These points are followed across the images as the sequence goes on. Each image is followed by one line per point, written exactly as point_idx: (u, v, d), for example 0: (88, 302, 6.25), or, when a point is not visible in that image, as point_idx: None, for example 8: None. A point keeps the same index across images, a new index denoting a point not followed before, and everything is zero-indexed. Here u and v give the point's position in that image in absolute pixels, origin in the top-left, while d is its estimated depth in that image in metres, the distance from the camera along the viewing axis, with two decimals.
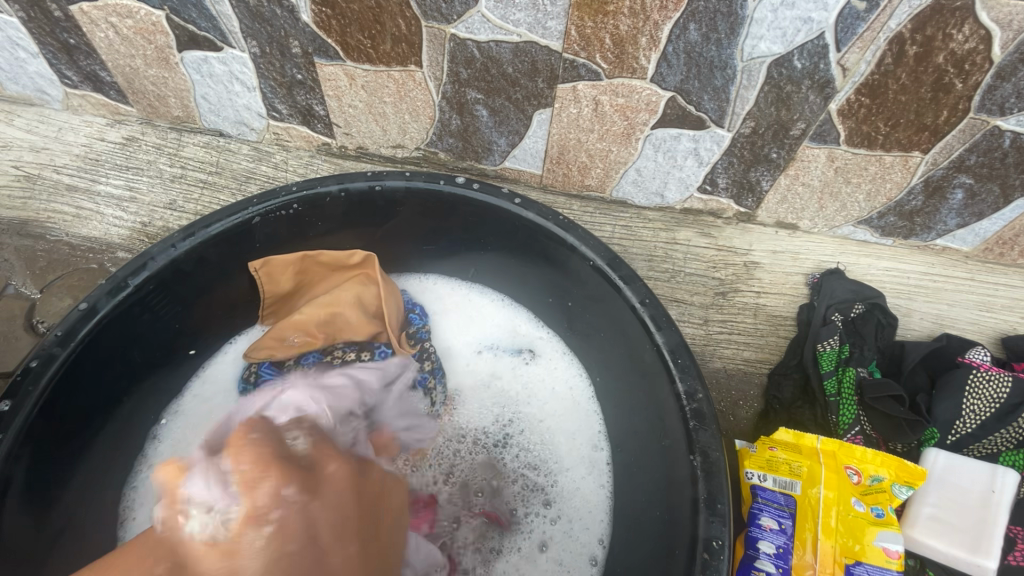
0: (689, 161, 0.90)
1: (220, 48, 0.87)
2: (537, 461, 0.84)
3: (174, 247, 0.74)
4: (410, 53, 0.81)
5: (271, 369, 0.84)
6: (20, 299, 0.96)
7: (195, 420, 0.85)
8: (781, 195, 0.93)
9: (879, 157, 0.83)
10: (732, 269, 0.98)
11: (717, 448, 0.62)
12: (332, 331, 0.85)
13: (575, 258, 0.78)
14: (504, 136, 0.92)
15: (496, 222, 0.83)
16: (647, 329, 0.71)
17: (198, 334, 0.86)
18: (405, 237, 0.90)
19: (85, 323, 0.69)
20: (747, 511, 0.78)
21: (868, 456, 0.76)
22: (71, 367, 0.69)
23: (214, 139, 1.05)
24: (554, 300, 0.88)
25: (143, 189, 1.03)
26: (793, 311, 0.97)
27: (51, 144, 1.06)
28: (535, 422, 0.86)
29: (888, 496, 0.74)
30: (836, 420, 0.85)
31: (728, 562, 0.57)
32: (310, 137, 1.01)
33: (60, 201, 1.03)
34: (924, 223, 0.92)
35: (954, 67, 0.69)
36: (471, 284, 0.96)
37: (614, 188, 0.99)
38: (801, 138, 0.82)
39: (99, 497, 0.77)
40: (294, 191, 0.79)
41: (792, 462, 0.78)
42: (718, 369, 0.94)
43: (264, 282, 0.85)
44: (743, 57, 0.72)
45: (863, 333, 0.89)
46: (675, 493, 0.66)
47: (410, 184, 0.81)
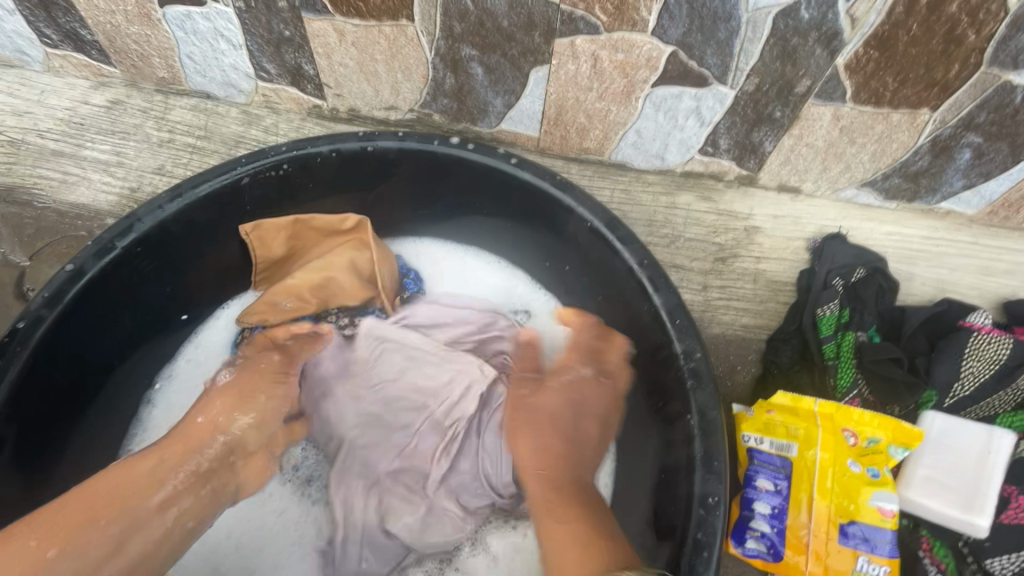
0: (690, 121, 0.87)
1: (203, 2, 0.83)
2: None
3: (161, 208, 0.73)
4: (401, 6, 0.78)
5: (264, 335, 0.83)
6: (9, 267, 0.95)
7: (190, 384, 0.84)
8: (784, 156, 0.91)
9: (886, 116, 0.80)
10: (732, 234, 0.97)
11: (715, 407, 0.62)
12: (325, 296, 0.84)
13: (573, 220, 0.77)
14: (500, 96, 0.89)
15: (492, 183, 0.81)
16: (645, 290, 0.70)
17: (191, 299, 0.84)
18: (400, 201, 0.88)
19: (73, 284, 0.69)
20: (742, 474, 0.79)
21: (866, 418, 0.75)
22: (58, 328, 0.69)
23: (202, 101, 1.02)
24: (552, 264, 0.87)
25: (130, 154, 1.01)
26: (793, 277, 0.95)
27: (34, 108, 1.02)
28: None
29: (885, 457, 0.74)
30: (834, 383, 0.85)
31: (724, 518, 0.58)
32: (300, 99, 0.98)
33: (46, 166, 1.00)
34: (929, 185, 0.90)
35: (968, 16, 0.65)
36: (466, 248, 0.94)
37: (612, 150, 0.96)
38: (806, 95, 0.79)
39: (95, 460, 0.77)
40: (284, 151, 0.77)
41: (789, 425, 0.78)
42: (717, 335, 0.93)
43: (257, 246, 0.83)
44: (748, 7, 0.69)
45: (864, 298, 0.88)
46: (671, 452, 0.66)
47: (402, 145, 0.78)
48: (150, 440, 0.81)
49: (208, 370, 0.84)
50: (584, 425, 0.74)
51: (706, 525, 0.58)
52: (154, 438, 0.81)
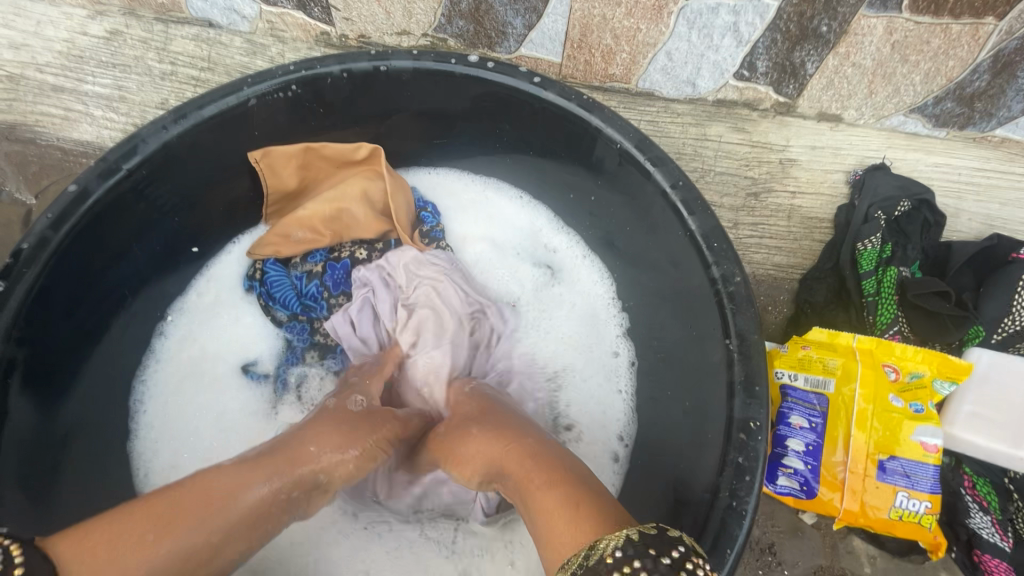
0: (727, 40, 0.81)
1: None
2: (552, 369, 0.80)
3: (166, 129, 0.68)
4: None
5: (276, 267, 0.81)
6: (16, 205, 0.95)
7: (203, 316, 0.83)
8: (828, 79, 0.84)
9: (945, 27, 0.73)
10: (766, 167, 0.91)
11: (755, 331, 0.58)
12: (339, 228, 0.82)
13: (600, 143, 0.72)
14: (521, 15, 0.83)
15: (513, 106, 0.76)
16: (679, 214, 0.65)
17: (200, 232, 0.82)
18: (414, 130, 0.84)
19: (79, 206, 0.65)
20: (775, 412, 0.76)
21: (908, 353, 0.71)
22: (63, 253, 0.65)
23: (203, 31, 0.96)
24: (576, 196, 0.83)
25: (132, 88, 0.96)
26: (831, 212, 0.90)
27: (30, 40, 0.98)
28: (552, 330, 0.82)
29: (929, 392, 0.71)
30: (873, 320, 0.80)
31: (766, 443, 0.55)
32: (306, 25, 0.92)
33: (47, 102, 0.97)
34: (985, 109, 0.84)
35: None
36: (485, 183, 0.89)
37: (640, 78, 0.90)
38: (857, 5, 0.73)
39: (110, 393, 0.76)
40: (292, 70, 0.71)
41: (827, 360, 0.74)
42: (746, 275, 0.90)
43: (266, 176, 0.80)
44: None
45: (907, 232, 0.83)
46: (706, 381, 0.63)
47: (418, 64, 0.73)
48: (163, 370, 0.80)
49: (221, 302, 0.83)
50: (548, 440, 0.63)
51: (747, 450, 0.55)
52: (168, 368, 0.80)
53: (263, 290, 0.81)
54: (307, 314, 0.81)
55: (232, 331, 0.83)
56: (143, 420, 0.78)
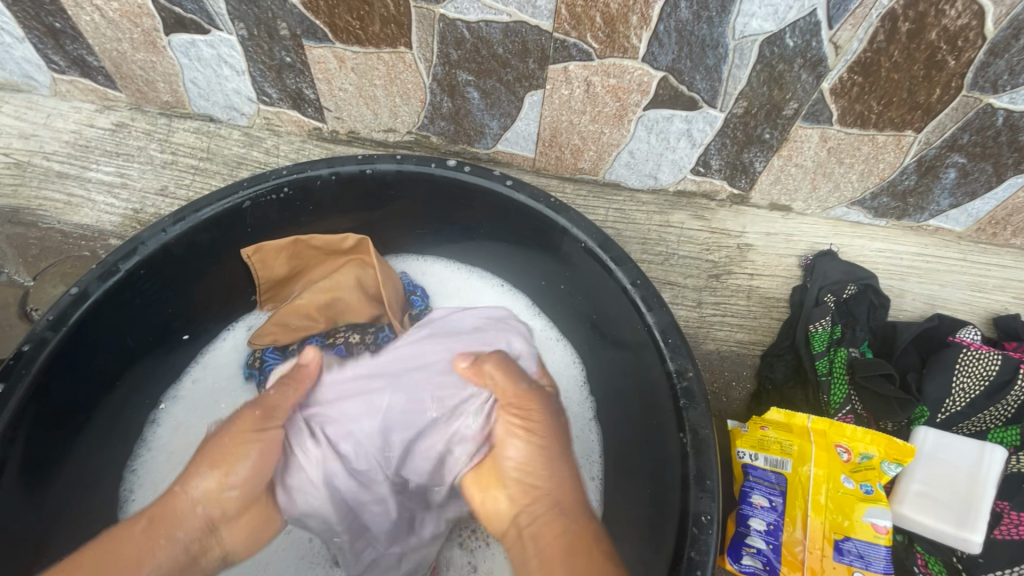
0: (682, 143, 0.89)
1: (208, 31, 0.86)
2: None
3: (165, 231, 0.75)
4: (400, 34, 0.80)
5: (276, 353, 0.86)
6: (14, 287, 0.95)
7: (197, 404, 0.86)
8: (774, 175, 0.93)
9: (872, 137, 0.82)
10: (725, 252, 0.98)
11: (707, 425, 0.63)
12: (333, 314, 0.86)
13: (567, 241, 0.78)
14: (496, 119, 0.92)
15: (489, 205, 0.83)
16: (638, 309, 0.71)
17: (193, 318, 0.86)
18: (399, 222, 0.90)
19: (77, 308, 0.70)
20: (738, 490, 0.79)
21: (858, 434, 0.76)
22: (63, 351, 0.70)
23: (205, 124, 1.04)
24: (549, 283, 0.88)
25: (134, 176, 1.02)
26: (786, 293, 0.96)
27: (40, 131, 1.05)
28: None
29: (877, 473, 0.75)
30: (828, 400, 0.85)
31: (717, 536, 0.58)
32: (301, 122, 1.01)
33: (50, 187, 1.02)
34: (917, 203, 0.92)
35: (947, 43, 0.68)
36: (471, 269, 0.96)
37: (607, 171, 0.98)
38: (794, 118, 0.82)
39: (97, 480, 0.78)
40: (285, 175, 0.78)
41: (785, 441, 0.79)
42: (711, 351, 0.94)
43: (259, 268, 0.86)
44: (734, 35, 0.72)
45: (855, 313, 0.89)
46: (665, 471, 0.67)
47: (401, 168, 0.80)
48: (155, 458, 0.83)
49: (214, 389, 0.87)
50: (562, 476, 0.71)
51: (700, 543, 0.58)
52: (161, 456, 0.83)
53: (262, 378, 0.85)
54: None
55: None
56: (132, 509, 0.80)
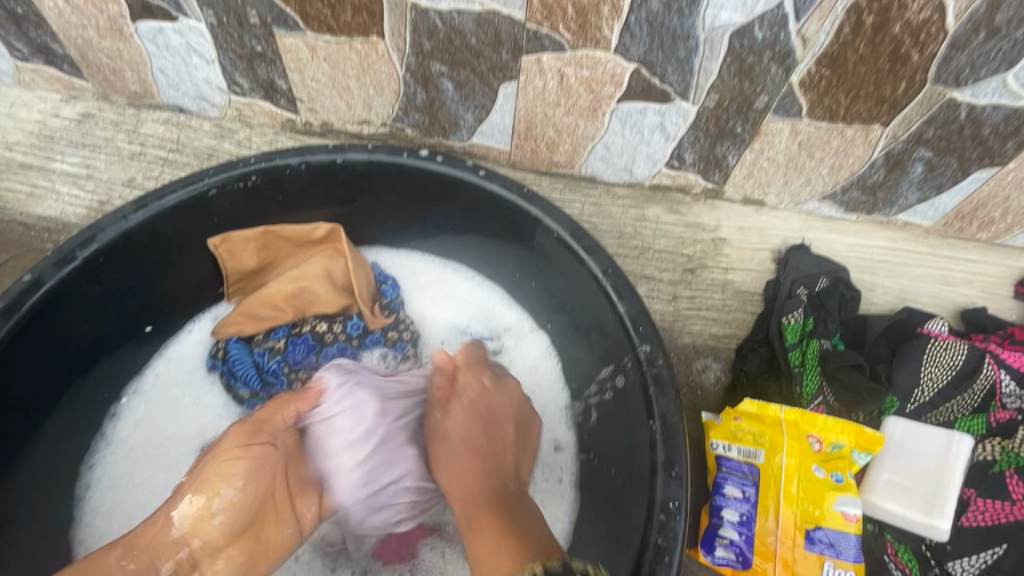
0: (656, 136, 0.90)
1: (176, 18, 0.84)
2: None
3: (125, 219, 0.72)
4: (371, 23, 0.80)
5: (240, 345, 0.84)
6: None
7: (159, 398, 0.84)
8: (747, 170, 0.94)
9: (841, 131, 0.84)
10: (700, 246, 0.99)
11: (675, 413, 0.63)
12: (301, 305, 0.85)
13: (540, 231, 0.78)
14: (471, 111, 0.91)
15: (462, 197, 0.82)
16: (610, 298, 0.71)
17: (159, 311, 0.84)
18: (372, 213, 0.89)
19: (30, 296, 0.68)
20: (712, 481, 0.79)
21: (829, 425, 0.76)
22: (12, 343, 0.67)
23: (175, 115, 1.02)
24: (524, 275, 0.87)
25: (100, 167, 1.00)
26: (759, 286, 0.97)
27: (3, 120, 1.02)
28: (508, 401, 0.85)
29: (847, 462, 0.75)
30: (801, 391, 0.86)
31: (684, 524, 0.58)
32: (273, 113, 0.99)
33: (13, 179, 0.99)
34: (886, 198, 0.94)
35: (910, 37, 0.69)
36: (445, 261, 0.94)
37: (582, 164, 0.98)
38: (764, 111, 0.83)
39: (53, 477, 0.75)
40: (252, 163, 0.77)
41: (756, 433, 0.78)
42: (687, 345, 0.94)
43: (227, 259, 0.84)
44: (705, 27, 0.73)
45: (827, 307, 0.90)
46: (634, 460, 0.66)
47: (372, 158, 0.79)
48: (116, 453, 0.81)
49: (177, 381, 0.85)
50: (495, 433, 0.75)
51: (667, 531, 0.58)
52: (121, 452, 0.81)
53: (225, 368, 0.83)
54: (268, 390, 0.83)
55: (190, 412, 0.84)
56: (90, 506, 0.78)
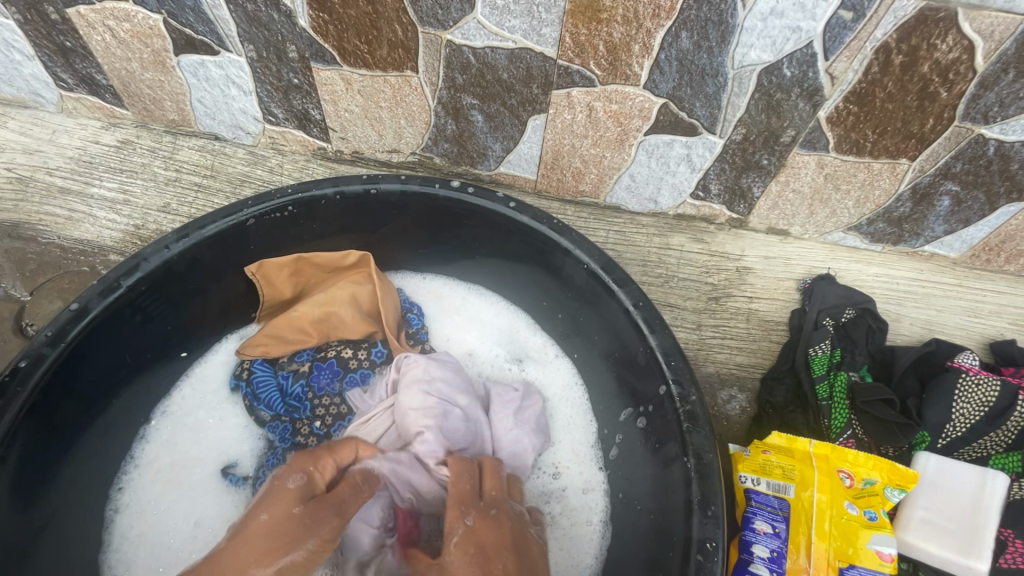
0: (682, 168, 0.91)
1: (217, 52, 0.88)
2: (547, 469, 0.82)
3: (168, 248, 0.75)
4: (406, 58, 0.83)
5: (264, 366, 0.85)
6: (9, 301, 0.93)
7: (185, 419, 0.85)
8: (772, 201, 0.95)
9: (868, 165, 0.84)
10: (724, 274, 0.99)
11: (710, 449, 0.63)
12: (327, 329, 0.86)
13: (570, 262, 0.79)
14: (499, 141, 0.93)
15: (492, 226, 0.83)
16: (641, 331, 0.71)
17: (191, 334, 0.86)
18: (401, 241, 0.91)
19: (77, 323, 0.69)
20: (740, 516, 0.78)
21: (861, 460, 0.76)
22: (58, 368, 0.69)
23: (210, 142, 1.05)
24: (550, 304, 0.88)
25: (136, 193, 1.02)
26: (785, 316, 0.97)
27: (45, 147, 1.05)
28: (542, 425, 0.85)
29: (880, 499, 0.75)
30: (829, 424, 0.85)
31: (722, 564, 0.58)
32: (306, 141, 1.02)
33: (52, 203, 1.01)
34: (912, 230, 0.94)
35: (939, 76, 0.70)
36: (469, 287, 0.96)
37: (607, 194, 1.00)
38: (791, 145, 0.84)
39: (87, 502, 0.76)
40: (290, 194, 0.79)
41: (786, 466, 0.78)
42: (712, 374, 0.94)
43: (263, 285, 0.86)
44: (733, 65, 0.74)
45: (854, 338, 0.90)
46: (668, 496, 0.66)
47: (405, 188, 0.81)
48: (142, 475, 0.81)
49: (202, 403, 0.86)
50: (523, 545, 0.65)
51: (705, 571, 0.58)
52: (148, 473, 0.81)
53: (249, 390, 0.84)
54: (291, 415, 0.83)
55: (213, 433, 0.84)
56: (117, 529, 0.78)
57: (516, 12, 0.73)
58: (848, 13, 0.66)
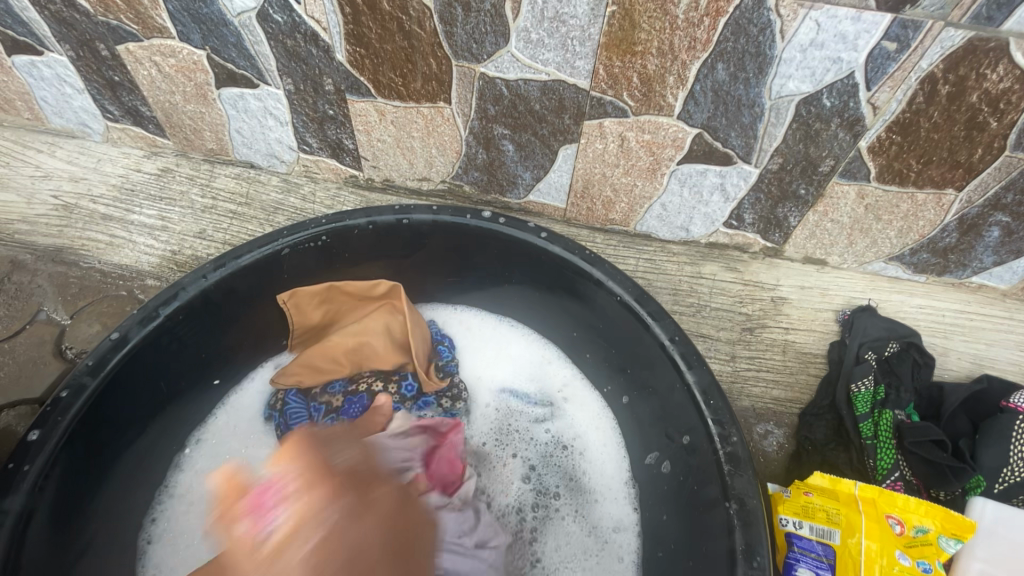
0: (715, 197, 0.90)
1: (257, 85, 0.90)
2: (577, 508, 0.80)
3: (205, 277, 0.76)
4: (440, 90, 0.84)
5: (298, 397, 0.85)
6: (50, 325, 0.95)
7: (218, 449, 0.85)
8: (809, 230, 0.92)
9: (911, 195, 0.82)
10: (760, 304, 0.96)
11: (754, 495, 0.61)
12: (359, 359, 0.86)
13: (602, 293, 0.77)
14: (529, 170, 0.94)
15: (524, 255, 0.83)
16: (677, 366, 0.70)
17: (226, 362, 0.87)
18: (431, 269, 0.91)
19: (115, 353, 0.71)
20: (782, 561, 0.75)
21: (911, 505, 0.72)
22: (97, 398, 0.70)
23: (246, 170, 1.07)
24: (581, 334, 0.87)
25: (174, 219, 1.05)
26: (823, 349, 0.94)
27: (90, 175, 1.09)
28: (573, 461, 0.83)
29: (936, 550, 0.70)
30: (875, 466, 0.81)
31: None
32: (338, 169, 1.03)
33: (94, 229, 1.04)
34: (958, 261, 0.91)
35: (989, 106, 0.68)
36: (500, 317, 0.96)
37: (637, 222, 0.98)
38: (830, 174, 0.82)
39: (120, 532, 0.76)
40: (324, 224, 0.80)
41: (830, 509, 0.75)
42: (747, 408, 0.90)
43: (293, 313, 0.86)
44: (771, 96, 0.73)
45: (898, 373, 0.86)
46: (708, 542, 0.64)
47: (436, 218, 0.81)
48: (176, 505, 0.81)
49: (234, 433, 0.86)
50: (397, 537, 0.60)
51: None
52: (181, 503, 0.81)
53: (281, 421, 0.84)
54: None
55: (246, 463, 0.83)
56: (151, 560, 0.77)
57: (551, 46, 0.73)
58: (892, 44, 0.64)
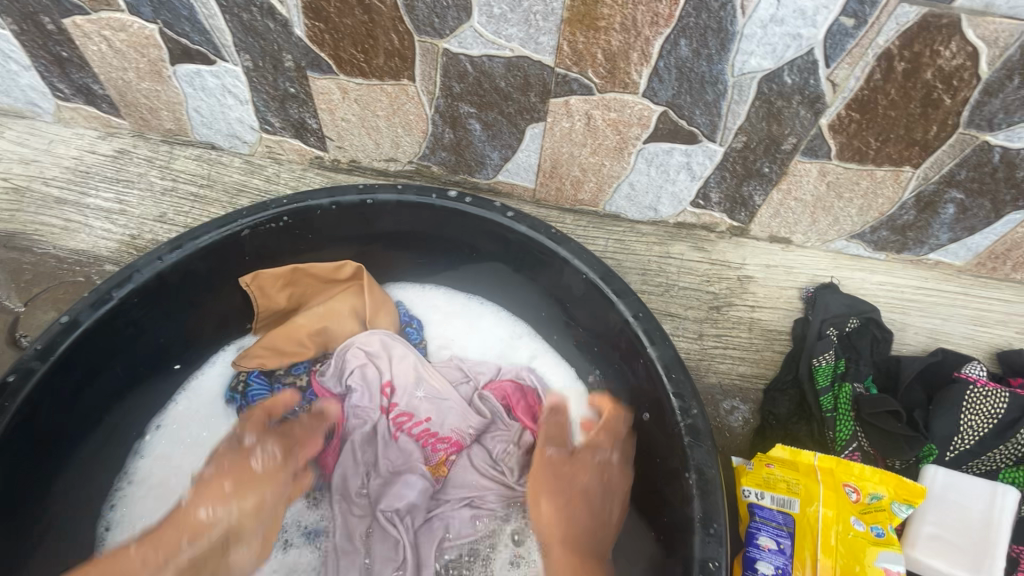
0: (682, 176, 0.90)
1: (214, 62, 0.87)
2: None
3: (160, 259, 0.74)
4: (403, 67, 0.82)
5: (260, 379, 0.83)
6: (2, 312, 0.92)
7: (180, 434, 0.83)
8: (774, 209, 0.94)
9: (870, 173, 0.83)
10: (726, 283, 0.98)
11: (712, 465, 0.62)
12: (324, 341, 0.86)
13: (568, 271, 0.77)
14: (497, 150, 0.93)
15: (491, 234, 0.82)
16: (641, 343, 0.70)
17: (185, 348, 0.85)
18: (398, 249, 0.90)
19: (66, 337, 0.68)
20: (744, 531, 0.76)
21: (867, 473, 0.75)
22: (47, 384, 0.68)
23: (207, 151, 1.04)
24: (548, 312, 0.87)
25: (132, 203, 1.01)
26: (787, 325, 0.96)
27: (41, 157, 1.04)
28: None
29: (888, 515, 0.73)
30: (834, 436, 0.83)
31: None
32: (302, 150, 1.01)
33: (48, 213, 1.00)
34: (916, 238, 0.93)
35: (943, 83, 0.69)
36: (469, 297, 0.94)
37: (606, 202, 0.99)
38: (793, 152, 0.83)
39: (77, 519, 0.75)
40: (285, 205, 0.78)
41: (790, 480, 0.77)
42: (714, 384, 0.92)
43: (258, 297, 0.85)
44: (733, 73, 0.73)
45: (858, 347, 0.89)
46: (667, 511, 0.66)
47: (402, 198, 0.80)
48: (135, 492, 0.80)
49: (195, 418, 0.84)
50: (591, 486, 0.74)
51: None
52: (141, 489, 0.80)
53: (242, 403, 0.82)
54: None
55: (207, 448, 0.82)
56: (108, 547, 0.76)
57: (513, 21, 0.72)
58: (850, 20, 0.65)
